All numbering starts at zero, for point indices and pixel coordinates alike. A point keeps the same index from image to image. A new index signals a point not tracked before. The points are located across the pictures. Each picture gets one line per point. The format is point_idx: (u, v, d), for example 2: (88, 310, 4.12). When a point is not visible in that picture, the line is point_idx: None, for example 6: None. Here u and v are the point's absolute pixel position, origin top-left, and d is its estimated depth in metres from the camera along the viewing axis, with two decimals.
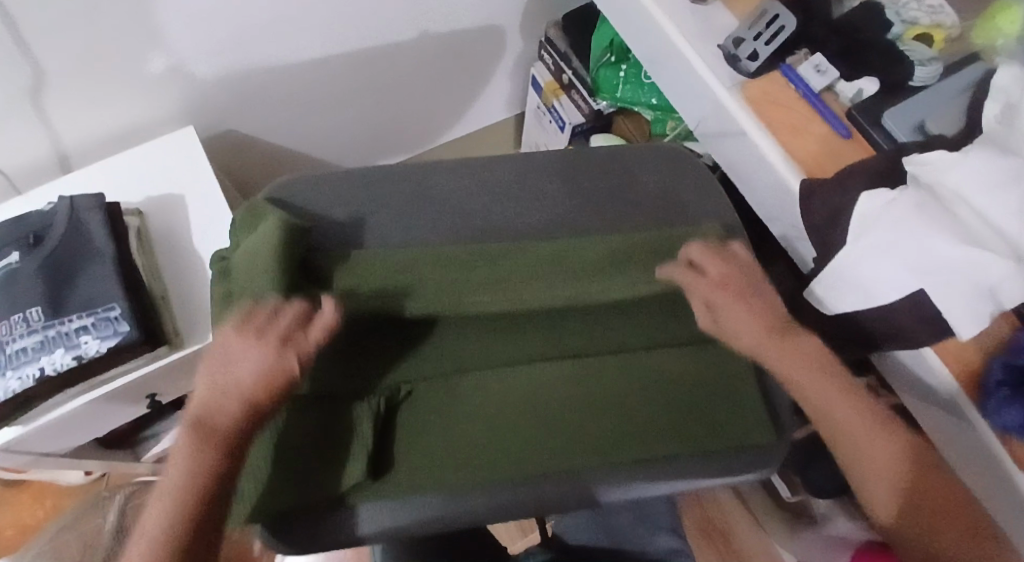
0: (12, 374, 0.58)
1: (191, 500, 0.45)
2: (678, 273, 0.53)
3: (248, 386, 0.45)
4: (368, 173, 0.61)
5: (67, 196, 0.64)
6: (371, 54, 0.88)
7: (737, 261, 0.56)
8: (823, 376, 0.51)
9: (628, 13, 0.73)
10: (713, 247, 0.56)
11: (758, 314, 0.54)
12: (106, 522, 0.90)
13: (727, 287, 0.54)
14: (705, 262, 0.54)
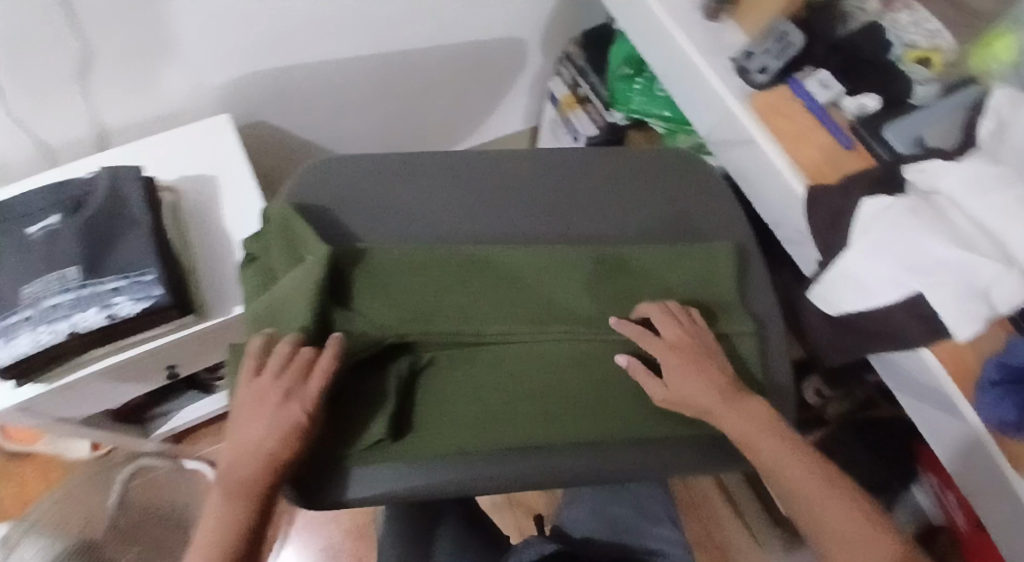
0: (45, 328, 0.60)
1: (221, 556, 0.45)
2: (630, 331, 0.56)
3: (272, 441, 0.47)
4: (404, 168, 0.68)
5: (109, 167, 0.68)
6: (400, 59, 0.93)
7: (691, 326, 0.57)
8: (775, 438, 0.51)
9: (646, 27, 0.77)
10: (667, 307, 0.58)
11: (712, 372, 0.54)
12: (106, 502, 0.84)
13: (686, 349, 0.55)
14: (659, 325, 0.57)
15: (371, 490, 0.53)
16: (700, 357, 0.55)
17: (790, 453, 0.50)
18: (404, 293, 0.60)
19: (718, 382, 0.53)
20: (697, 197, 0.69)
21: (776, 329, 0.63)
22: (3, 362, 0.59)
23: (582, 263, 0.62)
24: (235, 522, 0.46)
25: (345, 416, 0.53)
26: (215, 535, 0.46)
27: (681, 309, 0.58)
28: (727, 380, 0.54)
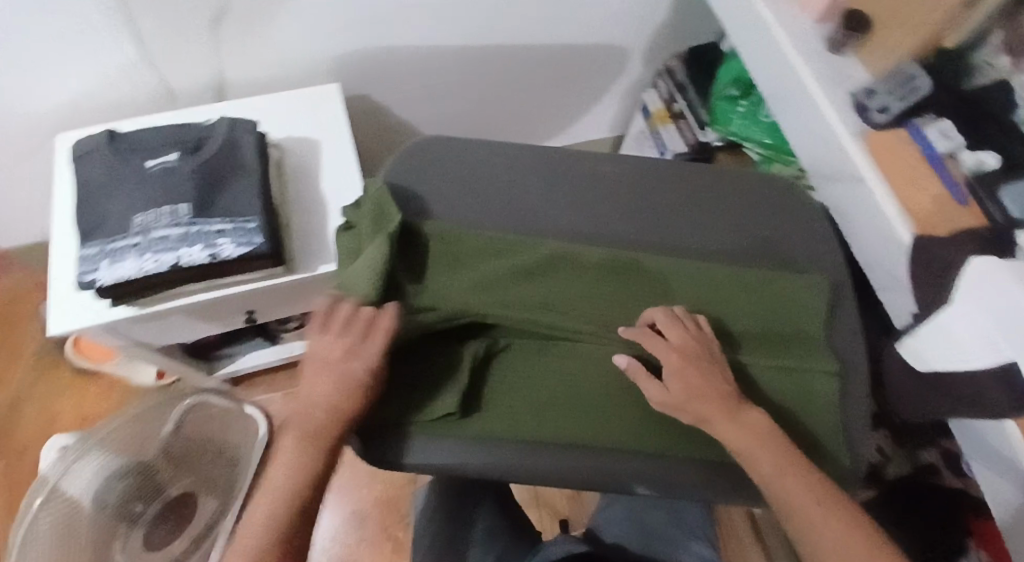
0: (151, 257, 0.63)
1: (286, 498, 0.46)
2: (635, 332, 0.55)
3: (337, 390, 0.49)
4: (508, 159, 0.70)
5: (229, 117, 0.71)
6: (505, 52, 0.94)
7: (700, 335, 0.55)
8: (771, 450, 0.49)
9: (764, 52, 0.77)
10: (674, 312, 0.57)
11: (717, 383, 0.52)
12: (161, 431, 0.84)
13: (692, 355, 0.53)
14: (665, 329, 0.55)
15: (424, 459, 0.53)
16: (706, 368, 0.53)
17: (786, 465, 0.48)
18: (488, 276, 0.60)
19: (717, 390, 0.51)
20: (792, 226, 0.67)
21: (859, 374, 0.61)
22: (110, 282, 0.63)
23: (665, 276, 0.61)
24: (304, 470, 0.48)
25: (413, 384, 0.55)
26: (285, 480, 0.47)
27: (685, 315, 0.57)
28: (729, 390, 0.52)
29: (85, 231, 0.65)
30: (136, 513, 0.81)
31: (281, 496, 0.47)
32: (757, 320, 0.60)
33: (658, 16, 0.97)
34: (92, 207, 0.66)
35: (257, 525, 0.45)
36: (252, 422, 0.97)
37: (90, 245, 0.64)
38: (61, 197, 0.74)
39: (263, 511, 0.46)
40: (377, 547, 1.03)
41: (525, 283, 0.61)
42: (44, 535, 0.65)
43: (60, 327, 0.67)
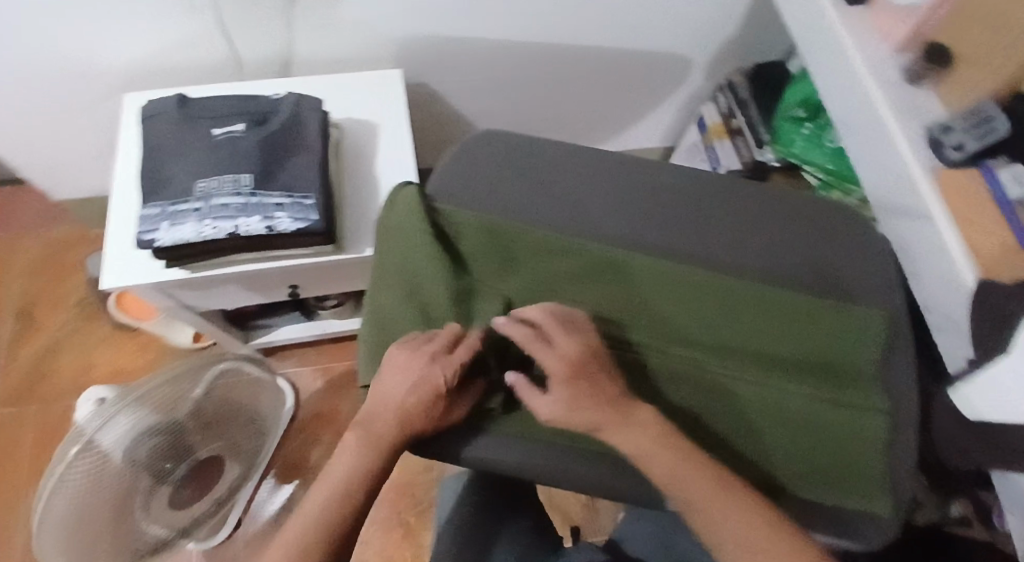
0: (210, 223, 0.64)
1: (342, 488, 0.49)
2: (520, 334, 0.52)
3: (410, 396, 0.50)
4: (572, 161, 0.69)
5: (295, 93, 0.72)
6: (566, 50, 0.93)
7: (586, 337, 0.53)
8: (677, 455, 0.48)
9: (838, 76, 0.75)
10: (562, 312, 0.55)
11: (608, 389, 0.50)
12: (193, 393, 0.78)
13: (581, 361, 0.51)
14: (550, 332, 0.52)
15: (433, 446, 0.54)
16: (592, 372, 0.50)
17: (696, 471, 0.47)
18: (533, 274, 0.61)
19: (608, 395, 0.49)
20: (851, 254, 0.65)
21: (907, 413, 0.59)
22: (168, 243, 0.64)
23: (716, 291, 0.60)
24: (366, 470, 0.49)
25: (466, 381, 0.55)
26: (344, 477, 0.49)
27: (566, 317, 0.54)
28: (618, 391, 0.50)
29: (148, 191, 0.66)
30: (166, 471, 0.78)
31: (338, 494, 0.48)
32: (803, 347, 0.59)
33: (726, 28, 0.95)
34: (157, 168, 0.67)
35: (312, 517, 0.47)
36: (281, 394, 0.99)
37: (151, 205, 0.65)
38: (125, 155, 0.75)
39: (318, 505, 0.48)
40: (388, 530, 1.02)
41: (573, 287, 0.61)
42: (75, 484, 0.66)
43: (113, 281, 0.68)
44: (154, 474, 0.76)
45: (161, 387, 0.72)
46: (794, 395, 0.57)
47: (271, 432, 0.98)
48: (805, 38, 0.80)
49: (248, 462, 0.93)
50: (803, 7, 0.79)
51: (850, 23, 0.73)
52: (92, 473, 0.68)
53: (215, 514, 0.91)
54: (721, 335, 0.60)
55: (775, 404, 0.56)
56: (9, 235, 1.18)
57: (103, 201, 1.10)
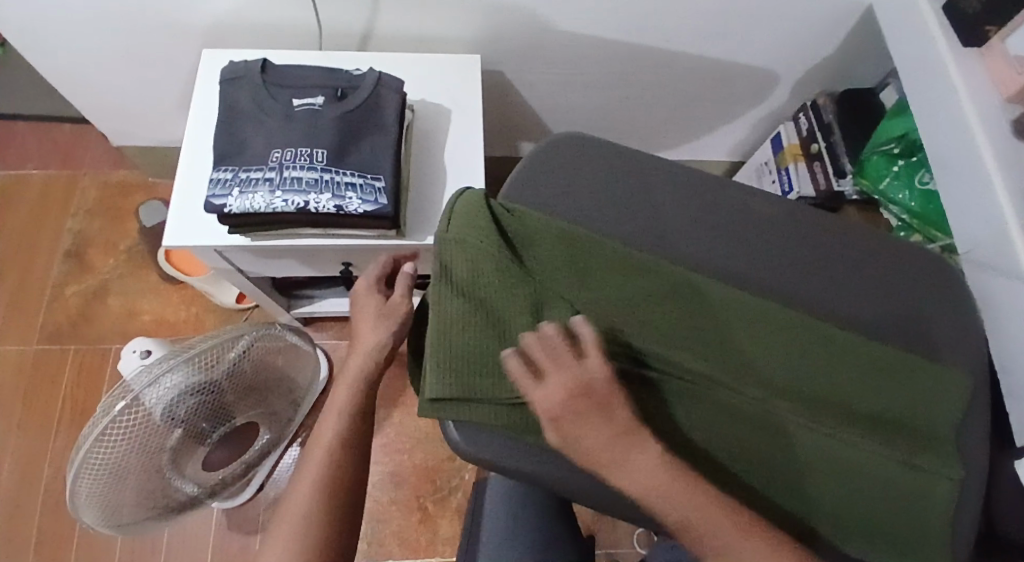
0: (280, 195, 0.63)
1: (338, 441, 0.54)
2: (513, 368, 0.48)
3: (366, 337, 0.60)
4: (654, 174, 0.67)
5: (377, 70, 0.71)
6: (647, 52, 0.90)
7: (576, 368, 0.47)
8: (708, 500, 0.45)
9: (940, 116, 0.71)
10: (556, 336, 0.49)
11: (602, 428, 0.46)
12: (235, 350, 0.75)
13: (570, 401, 0.46)
14: (542, 365, 0.48)
15: (473, 448, 0.51)
16: (587, 410, 0.46)
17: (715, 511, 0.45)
18: (613, 291, 0.59)
19: (604, 433, 0.46)
20: (932, 307, 0.63)
21: (973, 479, 0.57)
22: (236, 210, 0.63)
23: (797, 332, 0.59)
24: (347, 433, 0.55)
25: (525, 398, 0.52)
26: (330, 444, 0.54)
27: (568, 350, 0.49)
28: (616, 424, 0.46)
29: (223, 155, 0.66)
30: (206, 433, 0.77)
31: (326, 458, 0.53)
32: (881, 403, 0.57)
33: (817, 48, 0.91)
34: (235, 134, 0.67)
35: (311, 473, 0.52)
36: (317, 365, 0.99)
37: (223, 169, 0.65)
38: (199, 113, 0.75)
39: (311, 474, 0.52)
40: (406, 513, 1.03)
41: (638, 303, 0.58)
42: (116, 439, 0.66)
43: (176, 240, 0.68)
44: (194, 435, 0.76)
45: (209, 351, 0.71)
46: (862, 445, 0.54)
47: (305, 401, 0.97)
48: (907, 71, 0.76)
49: (281, 428, 0.93)
50: (911, 38, 0.75)
51: (963, 61, 0.69)
52: (133, 429, 0.67)
53: (243, 477, 0.92)
54: (801, 382, 0.57)
55: (852, 460, 0.53)
56: (72, 174, 1.20)
57: (165, 151, 1.11)
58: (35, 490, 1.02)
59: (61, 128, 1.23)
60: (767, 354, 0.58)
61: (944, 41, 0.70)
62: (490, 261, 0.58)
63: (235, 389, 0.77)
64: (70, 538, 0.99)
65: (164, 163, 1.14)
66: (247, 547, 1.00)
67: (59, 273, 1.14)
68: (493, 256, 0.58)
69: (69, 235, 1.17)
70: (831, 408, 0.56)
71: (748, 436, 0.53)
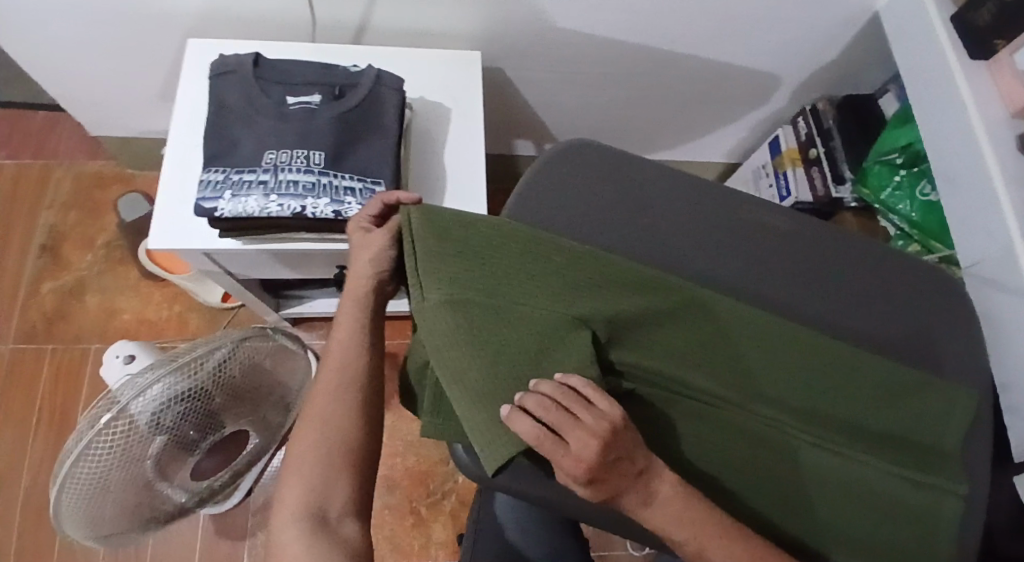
0: (275, 200, 0.60)
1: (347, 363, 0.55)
2: (532, 435, 0.44)
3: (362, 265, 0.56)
4: (663, 182, 0.65)
5: (376, 67, 0.68)
6: (649, 52, 0.88)
7: (592, 420, 0.44)
8: (684, 511, 0.46)
9: (947, 128, 0.70)
10: (553, 394, 0.46)
11: (626, 471, 0.45)
12: (215, 356, 0.70)
13: (601, 456, 0.43)
14: (559, 428, 0.44)
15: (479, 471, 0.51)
16: (612, 461, 0.45)
17: (684, 518, 0.46)
18: (624, 306, 0.56)
19: (628, 476, 0.45)
20: (941, 323, 0.62)
21: (980, 495, 0.57)
22: (228, 214, 0.60)
23: (812, 349, 0.57)
24: (354, 383, 0.55)
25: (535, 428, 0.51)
26: (333, 391, 0.54)
27: (576, 402, 0.45)
28: (637, 467, 0.46)
29: (213, 155, 0.63)
30: (193, 443, 0.74)
31: (332, 404, 0.53)
32: (890, 421, 0.57)
33: (819, 53, 0.90)
34: (224, 132, 0.64)
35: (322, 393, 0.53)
36: (308, 367, 0.96)
37: (214, 170, 0.62)
38: (186, 108, 0.71)
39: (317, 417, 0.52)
40: (399, 516, 1.01)
41: (648, 323, 0.57)
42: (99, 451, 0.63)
43: (160, 242, 0.65)
44: (181, 445, 0.72)
45: (196, 358, 0.67)
46: (866, 468, 0.54)
47: (296, 405, 0.95)
48: (914, 80, 0.76)
49: (271, 432, 0.90)
50: (920, 48, 0.74)
51: (970, 75, 0.68)
52: (118, 440, 0.64)
53: (231, 485, 0.89)
54: (812, 401, 0.56)
55: (859, 479, 0.53)
56: (46, 164, 1.15)
57: (144, 141, 1.06)
58: (11, 497, 0.98)
59: (33, 117, 1.18)
60: (776, 371, 0.57)
61: (952, 54, 0.69)
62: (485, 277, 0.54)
63: (224, 395, 0.74)
64: (49, 546, 0.96)
65: (143, 154, 1.10)
66: (235, 553, 0.98)
67: (33, 268, 1.09)
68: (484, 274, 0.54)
69: (43, 229, 1.12)
70: (839, 429, 0.55)
71: (760, 459, 0.53)
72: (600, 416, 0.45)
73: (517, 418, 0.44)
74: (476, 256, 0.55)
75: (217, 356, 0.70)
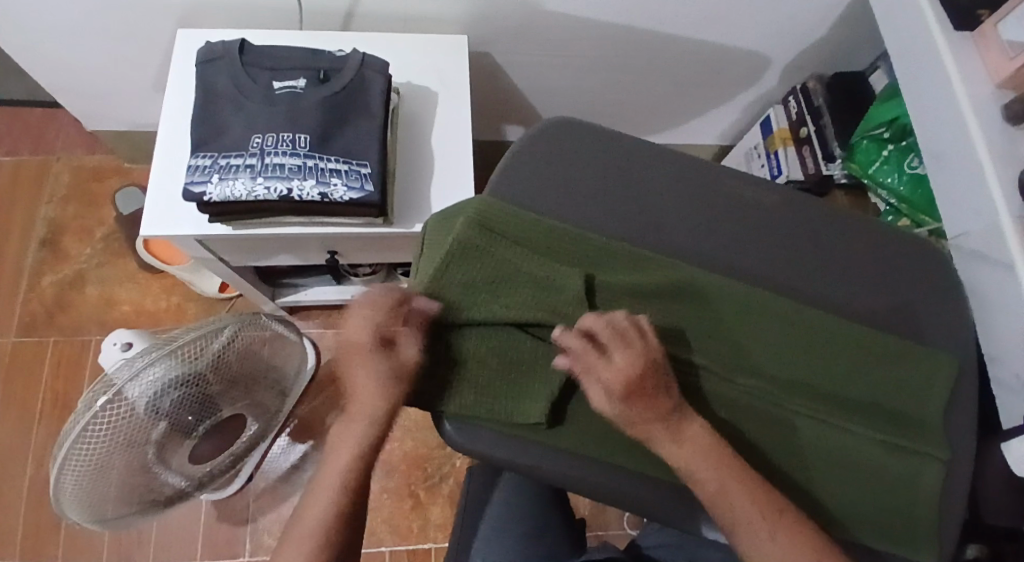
0: (262, 183, 0.61)
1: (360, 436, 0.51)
2: (577, 346, 0.49)
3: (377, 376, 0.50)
4: (646, 157, 0.66)
5: (361, 50, 0.69)
6: (635, 33, 0.88)
7: (639, 344, 0.49)
8: (683, 436, 0.49)
9: (934, 99, 0.70)
10: (618, 323, 0.50)
11: (662, 406, 0.48)
12: (216, 343, 0.72)
13: (640, 377, 0.48)
14: (607, 343, 0.49)
15: (465, 440, 0.51)
16: (650, 387, 0.48)
17: (688, 440, 0.49)
18: (624, 280, 0.57)
19: (663, 412, 0.48)
20: (922, 294, 0.63)
21: (964, 463, 0.57)
22: (216, 198, 0.61)
23: (798, 320, 0.58)
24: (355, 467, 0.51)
25: (506, 392, 0.51)
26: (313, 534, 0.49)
27: (630, 329, 0.50)
28: (671, 405, 0.49)
29: (202, 141, 0.64)
30: (191, 426, 0.76)
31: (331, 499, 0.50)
32: (881, 389, 0.57)
33: (807, 30, 0.90)
34: (212, 118, 0.65)
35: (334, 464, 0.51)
36: (303, 355, 0.98)
37: (202, 155, 0.63)
38: (175, 96, 0.72)
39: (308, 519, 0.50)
40: (397, 501, 1.02)
41: (626, 299, 0.57)
42: (99, 435, 0.64)
43: (152, 229, 0.66)
44: (179, 428, 0.74)
45: (194, 342, 0.68)
46: (848, 433, 0.54)
47: (293, 391, 0.96)
48: (902, 54, 0.75)
49: (269, 418, 0.92)
50: (906, 20, 0.74)
51: (956, 47, 0.68)
52: (116, 425, 0.65)
53: (231, 469, 0.91)
54: (800, 371, 0.57)
55: (845, 447, 0.54)
56: (44, 159, 1.17)
57: (139, 134, 1.08)
58: (15, 483, 1.00)
59: (30, 112, 1.19)
60: (760, 338, 0.57)
61: (937, 24, 0.69)
62: (454, 260, 0.55)
63: (221, 380, 0.75)
64: (53, 533, 0.98)
65: (140, 147, 1.11)
66: (236, 538, 0.99)
67: (33, 261, 1.11)
68: (455, 258, 0.55)
69: (41, 222, 1.13)
70: (820, 395, 0.56)
71: (737, 423, 0.54)
72: (651, 351, 0.50)
73: (565, 335, 0.49)
74: (459, 238, 0.55)
75: (217, 342, 0.72)
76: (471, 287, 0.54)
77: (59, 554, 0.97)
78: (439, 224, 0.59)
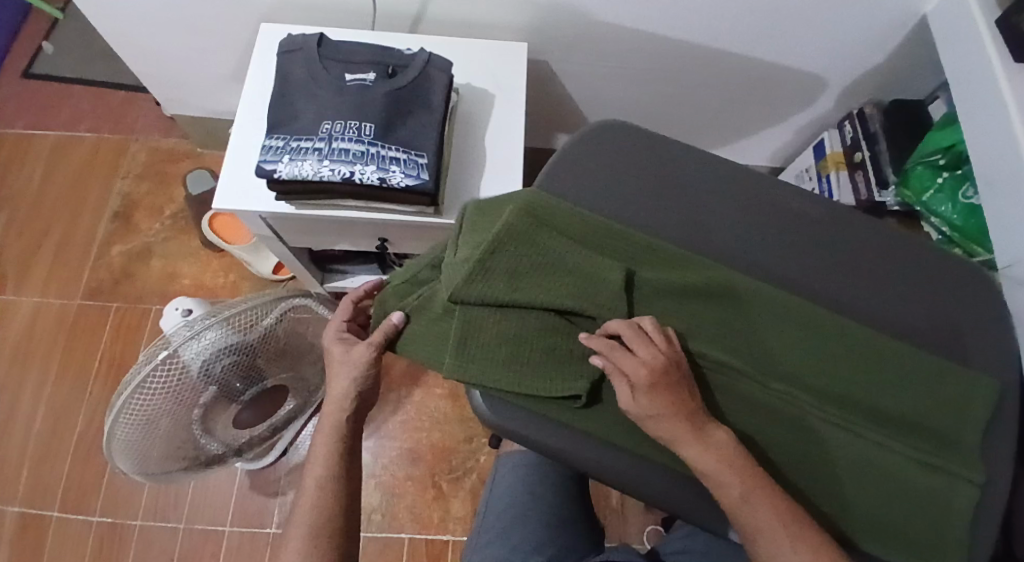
0: (327, 165, 0.65)
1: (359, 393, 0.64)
2: (605, 345, 0.53)
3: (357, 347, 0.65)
4: (693, 165, 0.67)
5: (428, 51, 0.73)
6: (690, 49, 0.90)
7: (665, 346, 0.53)
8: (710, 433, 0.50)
9: (991, 128, 0.70)
10: (647, 328, 0.54)
11: (684, 404, 0.50)
12: (264, 320, 0.75)
13: (665, 372, 0.51)
14: (632, 342, 0.52)
15: (497, 417, 0.54)
16: (673, 384, 0.51)
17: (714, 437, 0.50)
18: (663, 276, 0.59)
19: (686, 409, 0.50)
20: (967, 319, 0.62)
21: (999, 493, 0.56)
22: (284, 176, 0.66)
23: (836, 331, 0.58)
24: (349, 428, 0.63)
25: (540, 373, 0.53)
26: (316, 503, 0.58)
27: (656, 332, 0.53)
28: (693, 403, 0.51)
29: (276, 123, 0.69)
30: (237, 393, 0.80)
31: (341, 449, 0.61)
32: (918, 407, 0.56)
33: (865, 55, 0.90)
34: (287, 103, 0.70)
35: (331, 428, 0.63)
36: None
37: (276, 137, 0.68)
38: (254, 83, 0.78)
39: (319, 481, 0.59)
40: (421, 489, 1.05)
41: (663, 295, 0.59)
42: (155, 390, 0.69)
43: (225, 203, 0.71)
44: (225, 393, 0.78)
45: (248, 313, 0.73)
46: (876, 445, 0.54)
47: None
48: (961, 83, 0.75)
49: (308, 396, 0.96)
50: (967, 49, 0.73)
51: (1017, 77, 0.68)
52: (171, 382, 0.69)
53: (268, 440, 0.95)
54: (834, 380, 0.57)
55: (872, 457, 0.54)
56: (124, 138, 1.26)
57: (213, 121, 1.15)
58: (69, 436, 1.06)
59: (115, 94, 1.29)
60: (796, 344, 0.58)
61: (997, 55, 0.69)
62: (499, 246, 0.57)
63: (268, 352, 0.79)
64: (97, 486, 1.04)
65: (212, 133, 1.19)
66: (265, 509, 1.03)
67: (106, 232, 1.19)
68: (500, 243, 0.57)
69: (116, 196, 1.21)
70: (852, 405, 0.56)
71: (763, 423, 0.55)
72: (676, 355, 0.53)
73: (594, 337, 0.53)
74: (506, 225, 0.58)
75: (268, 317, 0.75)
76: (513, 270, 0.56)
77: (101, 506, 1.03)
78: (487, 210, 0.62)
